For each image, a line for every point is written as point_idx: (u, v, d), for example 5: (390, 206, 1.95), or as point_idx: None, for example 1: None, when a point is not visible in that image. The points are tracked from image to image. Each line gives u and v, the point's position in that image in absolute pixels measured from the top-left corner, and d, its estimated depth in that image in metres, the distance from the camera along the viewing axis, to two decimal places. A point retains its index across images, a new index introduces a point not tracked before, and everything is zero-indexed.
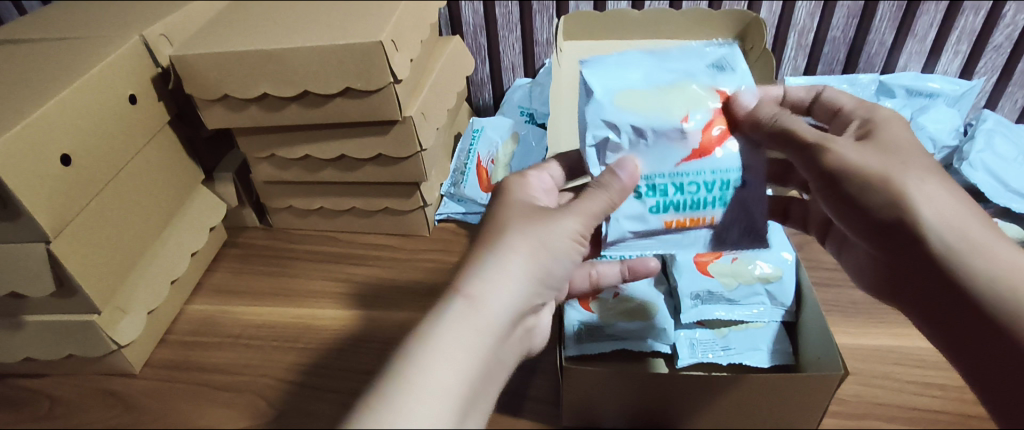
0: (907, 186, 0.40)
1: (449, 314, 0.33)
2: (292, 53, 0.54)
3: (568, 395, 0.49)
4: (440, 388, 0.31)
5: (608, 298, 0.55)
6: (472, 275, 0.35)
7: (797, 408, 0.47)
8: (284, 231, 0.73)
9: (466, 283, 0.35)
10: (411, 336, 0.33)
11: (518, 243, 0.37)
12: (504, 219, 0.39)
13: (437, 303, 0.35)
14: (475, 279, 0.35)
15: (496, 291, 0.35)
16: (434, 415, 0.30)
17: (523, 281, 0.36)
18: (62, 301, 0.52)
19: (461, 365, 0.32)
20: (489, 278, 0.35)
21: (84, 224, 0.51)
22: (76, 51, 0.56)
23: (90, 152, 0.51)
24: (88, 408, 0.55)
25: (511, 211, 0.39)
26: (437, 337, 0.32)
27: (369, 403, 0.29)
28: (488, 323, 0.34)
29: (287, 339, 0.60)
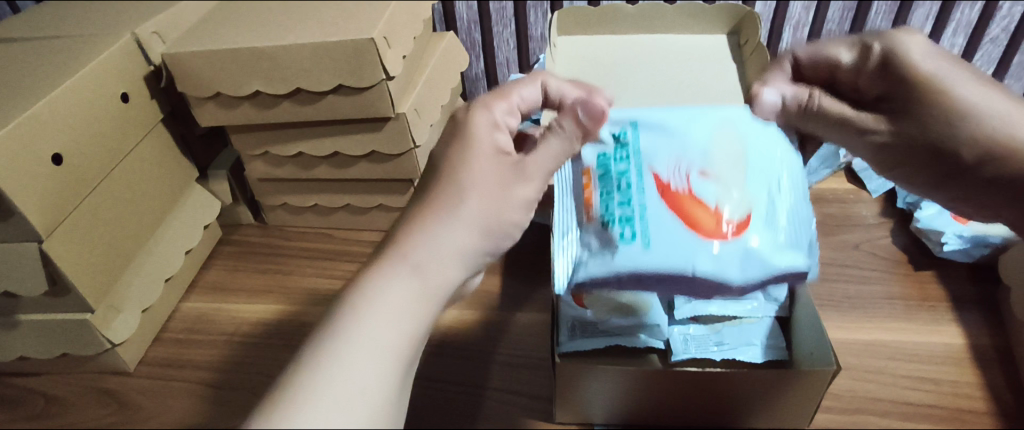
0: (951, 123, 0.42)
1: (393, 277, 0.36)
2: (283, 50, 0.53)
3: (562, 391, 0.49)
4: (378, 349, 0.33)
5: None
6: (423, 239, 0.37)
7: (790, 403, 0.48)
8: (279, 228, 0.73)
9: (417, 251, 0.37)
10: (352, 295, 0.35)
11: (464, 212, 0.38)
12: (467, 174, 0.39)
13: (381, 264, 0.36)
14: (426, 247, 0.37)
15: (440, 262, 0.37)
16: (373, 373, 0.33)
17: (467, 247, 0.38)
18: (56, 300, 0.52)
19: (398, 327, 0.35)
20: (431, 244, 0.37)
21: (76, 223, 0.51)
22: (67, 49, 0.56)
23: (82, 151, 0.51)
24: (83, 406, 0.55)
25: (477, 161, 0.39)
26: (377, 301, 0.35)
27: (310, 363, 0.32)
28: (430, 292, 0.36)
29: (282, 337, 0.60)
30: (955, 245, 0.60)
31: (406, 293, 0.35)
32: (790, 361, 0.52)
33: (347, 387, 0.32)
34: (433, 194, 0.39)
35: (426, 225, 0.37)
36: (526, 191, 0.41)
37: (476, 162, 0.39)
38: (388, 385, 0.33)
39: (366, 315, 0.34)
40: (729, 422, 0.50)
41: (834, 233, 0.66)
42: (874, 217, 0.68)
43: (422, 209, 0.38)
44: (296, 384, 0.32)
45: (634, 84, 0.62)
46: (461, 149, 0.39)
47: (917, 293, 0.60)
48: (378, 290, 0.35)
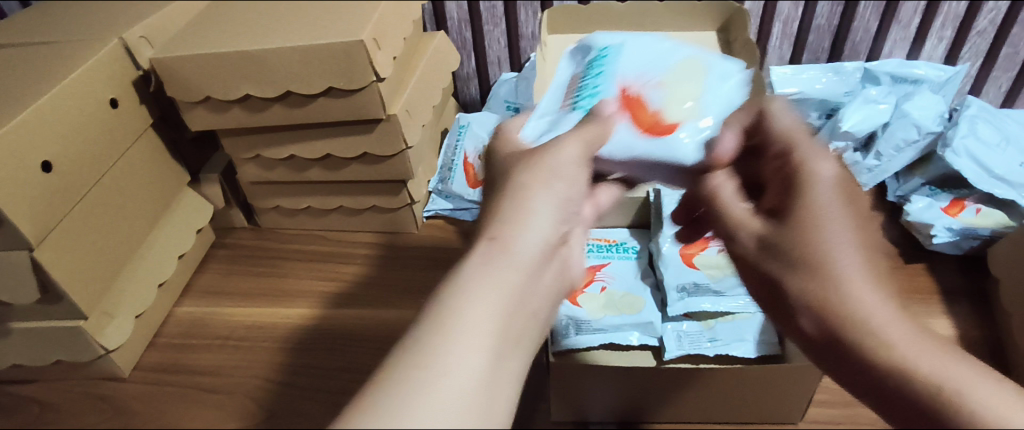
0: (808, 226, 0.34)
1: (485, 263, 0.28)
2: (272, 53, 0.53)
3: (558, 388, 0.49)
4: (473, 353, 0.25)
5: (597, 292, 0.57)
6: (501, 208, 0.30)
7: (782, 398, 0.48)
8: (272, 230, 0.73)
9: (495, 218, 0.29)
10: (443, 280, 0.27)
11: (545, 191, 0.31)
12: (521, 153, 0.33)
13: (466, 242, 0.29)
14: (505, 213, 0.30)
15: (525, 221, 0.30)
16: (466, 370, 0.25)
17: (551, 216, 0.30)
18: (47, 307, 0.52)
19: (489, 327, 0.26)
20: (523, 228, 0.29)
21: (68, 232, 0.50)
22: (55, 54, 0.56)
23: (72, 158, 0.51)
24: (78, 413, 0.55)
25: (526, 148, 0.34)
26: (472, 293, 0.27)
27: (392, 370, 0.24)
28: (525, 257, 0.29)
29: (277, 340, 0.60)
30: (944, 236, 0.61)
31: (493, 269, 0.27)
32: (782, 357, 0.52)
33: (438, 383, 0.24)
34: (496, 181, 0.32)
35: (501, 209, 0.30)
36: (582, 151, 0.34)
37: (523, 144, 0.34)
38: (484, 378, 0.25)
39: (460, 296, 0.26)
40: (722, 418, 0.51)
41: None
42: None
43: (494, 183, 0.32)
44: (373, 402, 0.24)
45: None
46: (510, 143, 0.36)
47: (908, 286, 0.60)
48: (467, 267, 0.28)
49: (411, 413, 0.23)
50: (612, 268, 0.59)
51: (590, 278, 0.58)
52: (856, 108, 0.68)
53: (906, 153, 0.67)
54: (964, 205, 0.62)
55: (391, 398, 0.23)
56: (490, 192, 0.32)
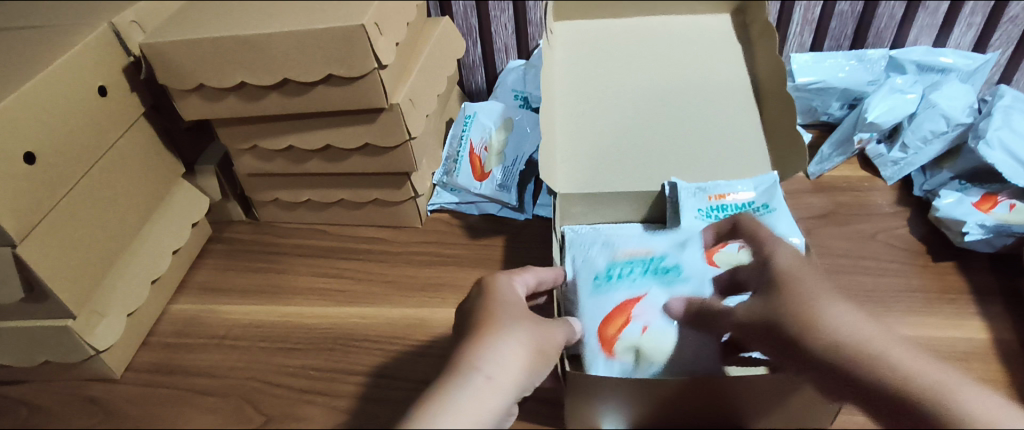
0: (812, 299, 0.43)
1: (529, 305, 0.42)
2: (268, 38, 0.50)
3: (632, 399, 0.45)
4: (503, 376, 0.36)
5: (636, 335, 0.49)
6: (484, 351, 0.36)
7: (810, 402, 0.45)
8: (272, 224, 0.70)
9: (485, 361, 0.36)
10: (435, 395, 0.34)
11: (515, 333, 0.38)
12: (507, 316, 0.39)
13: (452, 372, 0.35)
14: (492, 359, 0.36)
15: (505, 369, 0.36)
16: None
17: (522, 373, 0.37)
18: (33, 306, 0.49)
19: (507, 378, 0.36)
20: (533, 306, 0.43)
21: (52, 226, 0.48)
22: (39, 39, 0.53)
23: (56, 149, 0.48)
24: (67, 416, 0.53)
25: (511, 309, 0.40)
26: (455, 404, 0.34)
27: None
28: (499, 405, 0.35)
29: (276, 340, 0.57)
30: (977, 234, 0.57)
31: (472, 397, 0.34)
32: None
33: None
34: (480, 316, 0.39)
35: (487, 347, 0.36)
36: (555, 334, 0.41)
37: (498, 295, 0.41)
38: None
39: (450, 413, 0.33)
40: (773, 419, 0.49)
41: (847, 223, 0.64)
42: (890, 206, 0.66)
43: (478, 322, 0.38)
44: None
45: (655, 71, 0.67)
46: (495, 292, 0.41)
47: (936, 286, 0.57)
48: (457, 393, 0.34)
49: None
50: (645, 302, 0.52)
51: (622, 319, 0.50)
52: (882, 98, 0.65)
53: (933, 145, 0.64)
54: (996, 200, 0.59)
55: None
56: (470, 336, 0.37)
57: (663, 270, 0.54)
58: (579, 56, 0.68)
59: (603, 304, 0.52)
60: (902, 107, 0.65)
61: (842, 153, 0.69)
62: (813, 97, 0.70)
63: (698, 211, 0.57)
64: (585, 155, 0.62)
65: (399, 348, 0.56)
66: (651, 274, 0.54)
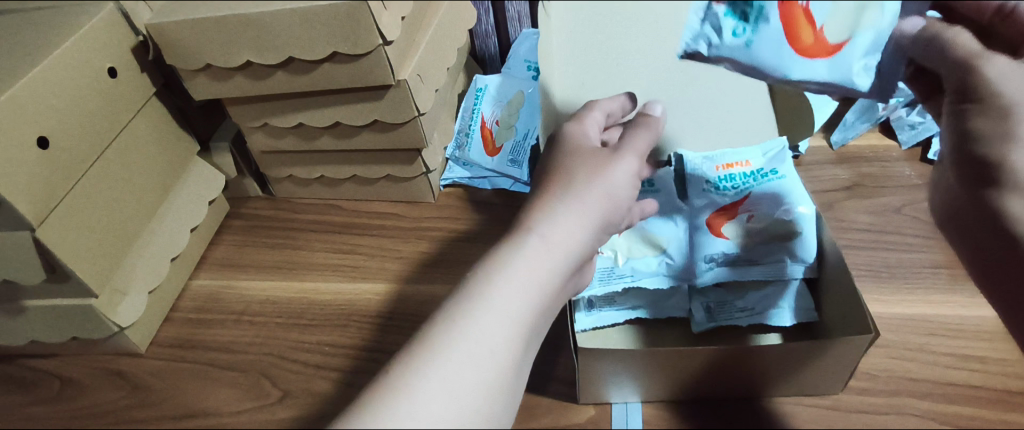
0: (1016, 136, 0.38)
1: (522, 251, 0.37)
2: (270, 16, 0.47)
3: (643, 375, 0.45)
4: (451, 385, 0.32)
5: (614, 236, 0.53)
6: (546, 216, 0.39)
7: (823, 373, 0.45)
8: (288, 200, 0.71)
9: (540, 223, 0.38)
10: (490, 259, 0.37)
11: (581, 186, 0.39)
12: (571, 166, 0.40)
13: (513, 236, 0.38)
14: (547, 221, 0.38)
15: (567, 231, 0.38)
16: (499, 335, 0.34)
17: (584, 232, 0.39)
18: (57, 285, 0.51)
19: (568, 241, 0.38)
20: (525, 253, 0.37)
21: (69, 210, 0.49)
22: (50, 22, 0.53)
23: (69, 133, 0.49)
24: (94, 388, 0.55)
25: (577, 157, 0.41)
26: (506, 267, 0.36)
27: (449, 319, 0.35)
28: (558, 259, 0.38)
29: (292, 316, 0.59)
30: None
31: (521, 254, 0.37)
32: (823, 325, 0.49)
33: (474, 342, 0.34)
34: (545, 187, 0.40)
35: (547, 208, 0.39)
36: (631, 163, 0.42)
37: (560, 146, 0.42)
38: (503, 358, 0.34)
39: (507, 275, 0.36)
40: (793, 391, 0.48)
41: (873, 195, 0.61)
42: None
43: (544, 191, 0.40)
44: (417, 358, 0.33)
45: None
46: (562, 146, 0.42)
47: None
48: (513, 255, 0.37)
49: (428, 372, 0.33)
50: None
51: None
52: None
53: None
54: None
55: (425, 355, 0.33)
56: (537, 204, 0.40)
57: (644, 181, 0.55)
58: None
59: None
60: None
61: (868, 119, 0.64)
62: None
63: (705, 182, 0.55)
64: None
65: (411, 324, 0.56)
66: None
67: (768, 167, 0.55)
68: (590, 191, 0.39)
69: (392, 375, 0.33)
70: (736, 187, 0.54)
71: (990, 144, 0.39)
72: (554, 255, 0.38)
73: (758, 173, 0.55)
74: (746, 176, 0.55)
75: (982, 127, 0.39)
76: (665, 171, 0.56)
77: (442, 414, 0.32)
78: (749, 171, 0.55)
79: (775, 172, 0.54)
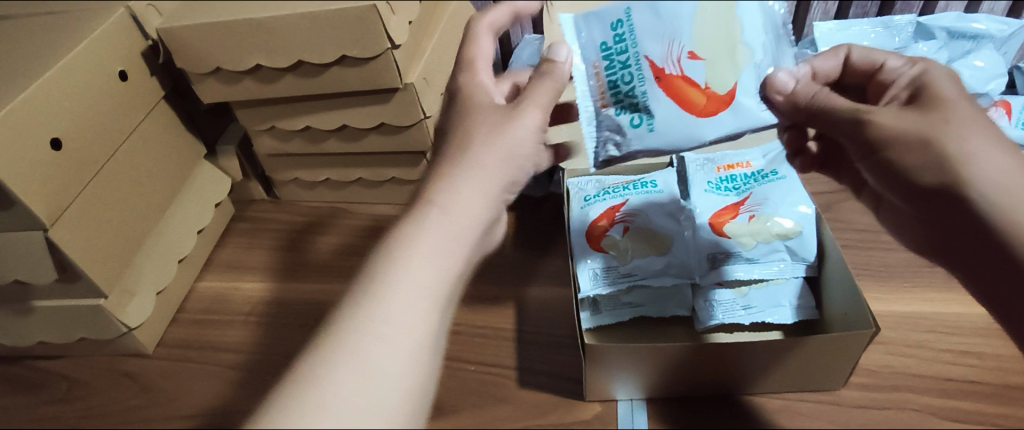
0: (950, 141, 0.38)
1: (420, 224, 0.38)
2: (282, 21, 0.51)
3: (651, 372, 0.46)
4: (369, 369, 0.33)
5: (618, 236, 0.54)
6: (445, 186, 0.39)
7: (826, 368, 0.46)
8: (292, 202, 0.71)
9: (440, 195, 0.39)
10: (391, 243, 0.37)
11: (481, 153, 0.40)
12: (470, 128, 0.40)
13: (411, 212, 0.39)
14: (449, 191, 0.39)
15: (468, 200, 0.39)
16: (415, 311, 0.35)
17: (488, 200, 0.40)
18: (67, 286, 0.51)
19: (469, 206, 0.39)
20: (420, 242, 0.37)
21: (80, 210, 0.49)
22: (61, 26, 0.54)
23: (81, 134, 0.50)
24: (102, 389, 0.55)
25: (481, 115, 0.41)
26: (405, 248, 0.37)
27: (363, 299, 0.35)
28: (462, 231, 0.38)
29: (298, 317, 0.59)
30: None
31: (422, 229, 0.37)
32: (824, 322, 0.50)
33: (386, 317, 0.35)
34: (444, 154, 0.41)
35: (446, 175, 0.40)
36: (532, 119, 0.41)
37: (461, 103, 0.42)
38: (421, 350, 0.35)
39: (404, 253, 0.37)
40: (782, 387, 0.48)
41: None
42: None
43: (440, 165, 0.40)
44: (334, 338, 0.34)
45: None
46: (463, 106, 0.42)
47: None
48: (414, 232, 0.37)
49: (346, 356, 0.33)
50: (630, 207, 0.55)
51: (608, 221, 0.54)
52: None
53: None
54: None
55: (347, 339, 0.34)
56: (434, 173, 0.40)
57: (646, 182, 0.57)
58: None
59: (590, 216, 0.55)
60: None
61: None
62: None
63: (706, 182, 0.56)
64: None
65: None
66: (636, 188, 0.57)
67: (768, 168, 0.56)
68: (487, 176, 0.40)
69: (315, 368, 0.33)
70: (737, 188, 0.56)
71: (928, 174, 0.39)
72: (455, 224, 0.38)
73: (759, 175, 0.56)
74: (746, 177, 0.56)
75: (914, 162, 0.39)
76: (666, 171, 0.58)
77: (367, 398, 0.32)
78: (749, 173, 0.56)
79: (776, 173, 0.55)
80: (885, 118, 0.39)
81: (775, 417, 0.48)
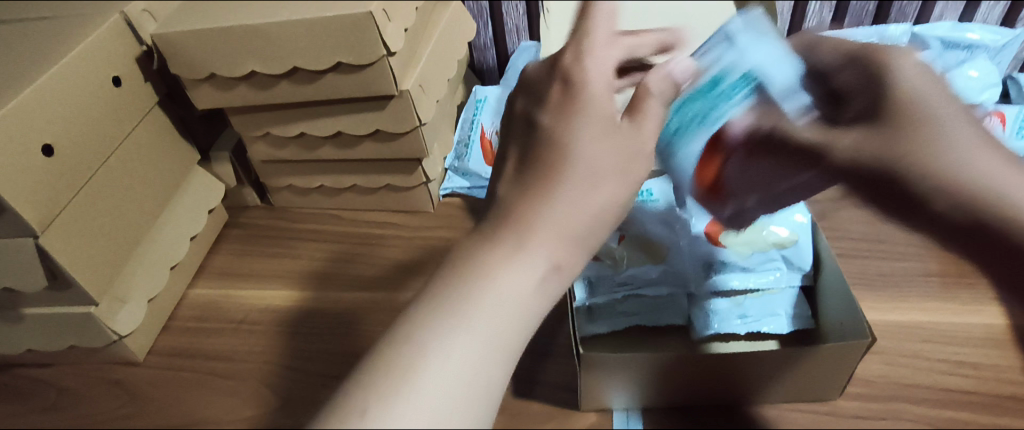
0: (904, 125, 0.35)
1: (517, 260, 0.30)
2: (277, 27, 0.50)
3: (648, 381, 0.46)
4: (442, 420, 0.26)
5: (614, 244, 0.52)
6: (544, 219, 0.31)
7: (826, 377, 0.46)
8: (286, 209, 0.71)
9: (550, 233, 0.31)
10: (478, 271, 0.30)
11: (596, 177, 0.32)
12: (566, 131, 0.32)
13: (506, 245, 0.31)
14: (554, 231, 0.31)
15: (570, 246, 0.31)
16: (492, 368, 0.28)
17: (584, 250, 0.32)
18: (57, 293, 0.51)
19: (562, 259, 0.31)
20: (510, 296, 0.29)
21: (72, 217, 0.49)
22: (54, 32, 0.53)
23: (74, 140, 0.49)
24: (92, 397, 0.54)
25: (586, 111, 0.33)
26: (494, 287, 0.29)
27: (430, 336, 0.28)
28: (552, 292, 0.31)
29: (292, 324, 0.59)
30: None
31: (510, 272, 0.30)
32: (819, 331, 0.50)
33: (464, 359, 0.28)
34: (539, 169, 0.32)
35: (542, 202, 0.31)
36: (626, 126, 0.33)
37: (568, 100, 0.33)
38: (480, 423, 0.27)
39: (490, 298, 0.29)
40: (784, 397, 0.48)
41: None
42: None
43: (536, 183, 0.32)
44: (394, 369, 0.27)
45: None
46: (565, 103, 0.33)
47: None
48: (506, 271, 0.30)
49: (406, 406, 0.26)
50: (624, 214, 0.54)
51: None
52: None
53: None
54: None
55: (402, 379, 0.27)
56: (532, 192, 0.32)
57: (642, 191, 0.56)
58: None
59: None
60: None
61: None
62: None
63: None
64: None
65: None
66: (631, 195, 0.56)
67: None
68: (590, 227, 0.32)
69: (362, 393, 0.26)
70: None
71: (898, 161, 0.34)
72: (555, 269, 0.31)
73: None
74: None
75: (882, 155, 0.35)
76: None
77: None
78: None
79: None
80: (846, 141, 0.37)
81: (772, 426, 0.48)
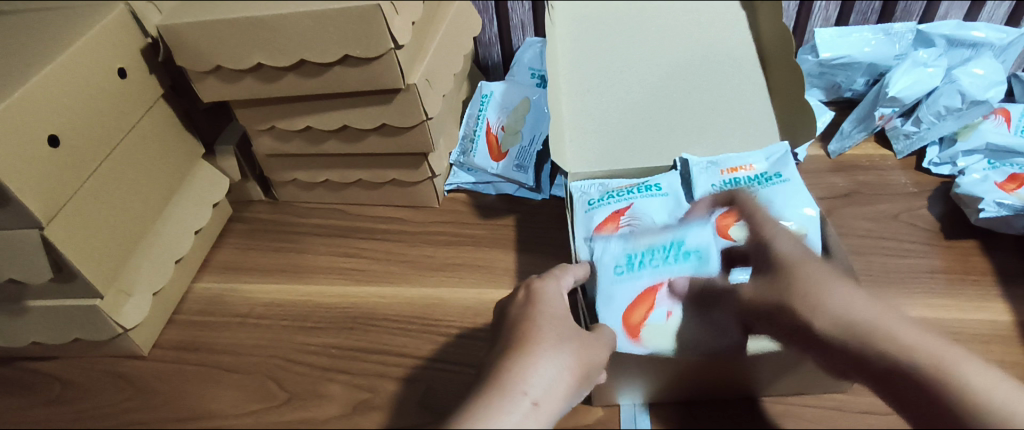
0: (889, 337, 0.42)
1: (535, 366, 0.39)
2: (284, 19, 0.50)
3: (656, 376, 0.46)
4: None
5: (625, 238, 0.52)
6: (552, 342, 0.40)
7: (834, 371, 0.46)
8: (290, 204, 0.71)
9: (553, 343, 0.40)
10: (506, 374, 0.38)
11: (575, 356, 0.40)
12: (546, 336, 0.41)
13: (523, 344, 0.40)
14: (557, 339, 0.41)
15: (570, 383, 0.40)
16: None
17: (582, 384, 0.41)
18: (62, 285, 0.50)
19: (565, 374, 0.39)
20: (536, 384, 0.38)
21: (77, 209, 0.49)
22: (59, 23, 0.53)
23: (79, 131, 0.49)
24: (97, 390, 0.54)
25: (550, 331, 0.41)
26: (518, 385, 0.38)
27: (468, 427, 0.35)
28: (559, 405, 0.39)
29: (298, 319, 0.58)
30: (994, 212, 0.56)
31: (531, 376, 0.38)
32: None
33: None
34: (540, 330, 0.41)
35: (549, 344, 0.40)
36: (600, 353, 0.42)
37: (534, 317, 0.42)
38: None
39: (517, 390, 0.38)
40: (787, 391, 0.48)
41: (870, 203, 0.62)
42: (914, 185, 0.64)
43: (540, 324, 0.41)
44: None
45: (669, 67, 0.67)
46: (535, 320, 0.42)
47: (960, 267, 0.56)
48: (527, 372, 0.38)
49: None
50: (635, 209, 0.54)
51: (614, 226, 0.53)
52: (905, 71, 0.63)
53: (946, 122, 0.62)
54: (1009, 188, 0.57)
55: None
56: (539, 334, 0.40)
57: (651, 186, 0.56)
58: (588, 44, 0.70)
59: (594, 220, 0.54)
60: (925, 80, 0.63)
61: (864, 129, 0.66)
62: (839, 73, 0.68)
63: (710, 184, 0.56)
64: (595, 135, 0.62)
65: (418, 326, 0.57)
66: (641, 191, 0.56)
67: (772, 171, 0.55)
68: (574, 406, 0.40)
69: None
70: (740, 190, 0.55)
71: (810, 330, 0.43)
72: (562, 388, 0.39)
73: (761, 177, 0.56)
74: (752, 179, 0.56)
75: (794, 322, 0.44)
76: (670, 174, 0.58)
77: None
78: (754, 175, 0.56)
79: (780, 176, 0.55)
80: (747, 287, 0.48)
81: (778, 421, 0.48)
